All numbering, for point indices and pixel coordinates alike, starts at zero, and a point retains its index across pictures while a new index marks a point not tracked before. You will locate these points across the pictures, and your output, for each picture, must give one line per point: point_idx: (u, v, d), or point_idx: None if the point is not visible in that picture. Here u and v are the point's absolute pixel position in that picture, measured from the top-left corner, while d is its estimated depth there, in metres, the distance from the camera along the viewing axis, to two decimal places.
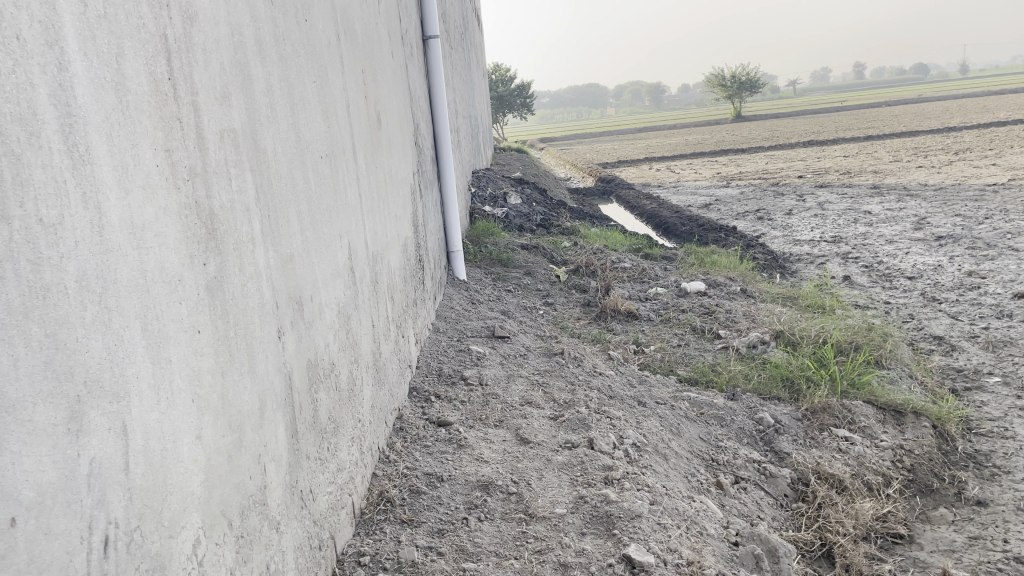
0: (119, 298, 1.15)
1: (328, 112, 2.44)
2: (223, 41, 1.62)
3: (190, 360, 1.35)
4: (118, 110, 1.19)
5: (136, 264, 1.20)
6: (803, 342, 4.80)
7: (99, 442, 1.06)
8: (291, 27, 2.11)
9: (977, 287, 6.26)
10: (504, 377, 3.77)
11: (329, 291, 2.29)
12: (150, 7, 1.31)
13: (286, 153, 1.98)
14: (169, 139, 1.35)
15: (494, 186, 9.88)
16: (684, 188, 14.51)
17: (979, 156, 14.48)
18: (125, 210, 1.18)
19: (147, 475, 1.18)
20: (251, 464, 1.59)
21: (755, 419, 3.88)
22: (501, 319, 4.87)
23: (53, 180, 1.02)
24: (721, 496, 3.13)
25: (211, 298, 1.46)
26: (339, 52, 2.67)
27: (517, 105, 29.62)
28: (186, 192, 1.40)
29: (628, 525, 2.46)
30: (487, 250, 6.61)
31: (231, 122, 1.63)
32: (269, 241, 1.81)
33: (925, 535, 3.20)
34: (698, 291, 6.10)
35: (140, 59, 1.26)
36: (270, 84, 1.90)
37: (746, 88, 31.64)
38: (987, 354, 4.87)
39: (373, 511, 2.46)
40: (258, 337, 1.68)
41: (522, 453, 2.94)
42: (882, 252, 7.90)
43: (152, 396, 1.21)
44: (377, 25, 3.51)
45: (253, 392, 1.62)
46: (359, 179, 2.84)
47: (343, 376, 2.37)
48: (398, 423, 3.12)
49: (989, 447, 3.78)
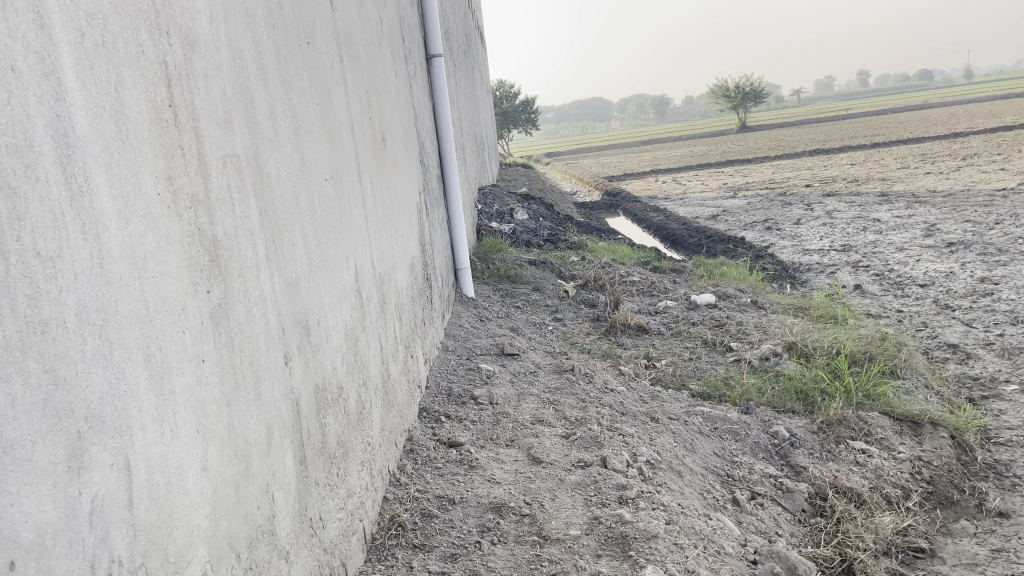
0: (120, 330, 1.12)
1: (332, 134, 2.43)
2: (224, 66, 1.61)
3: (195, 391, 1.32)
4: (116, 138, 1.17)
5: (139, 294, 1.18)
6: (816, 353, 4.75)
7: (101, 479, 1.04)
8: (294, 50, 2.10)
9: (990, 294, 6.21)
10: (515, 396, 3.74)
11: (336, 314, 2.26)
12: (149, 34, 1.30)
13: (289, 177, 1.97)
14: (170, 166, 1.33)
15: (500, 202, 9.87)
16: (691, 199, 14.49)
17: (986, 162, 14.39)
18: (126, 240, 1.16)
19: (151, 510, 1.15)
20: (258, 494, 1.56)
21: (770, 433, 3.82)
22: (510, 335, 4.84)
23: (50, 214, 1.01)
24: (737, 513, 3.08)
25: (215, 327, 1.43)
26: (343, 74, 2.66)
27: (521, 122, 29.65)
28: (189, 219, 1.38)
29: (644, 546, 2.41)
30: (495, 266, 6.59)
31: (233, 148, 1.62)
32: (275, 267, 1.80)
33: (947, 548, 3.13)
34: (708, 303, 6.07)
35: (140, 87, 1.25)
36: (273, 107, 1.89)
37: (751, 97, 31.66)
38: (1004, 361, 4.82)
39: (385, 536, 2.43)
40: (263, 362, 1.66)
41: (534, 473, 2.90)
42: (892, 259, 7.84)
43: (156, 428, 1.18)
44: (380, 44, 3.50)
45: (259, 420, 1.60)
46: (364, 200, 2.82)
47: (351, 399, 2.34)
48: (408, 445, 3.09)
49: (1009, 457, 3.72)
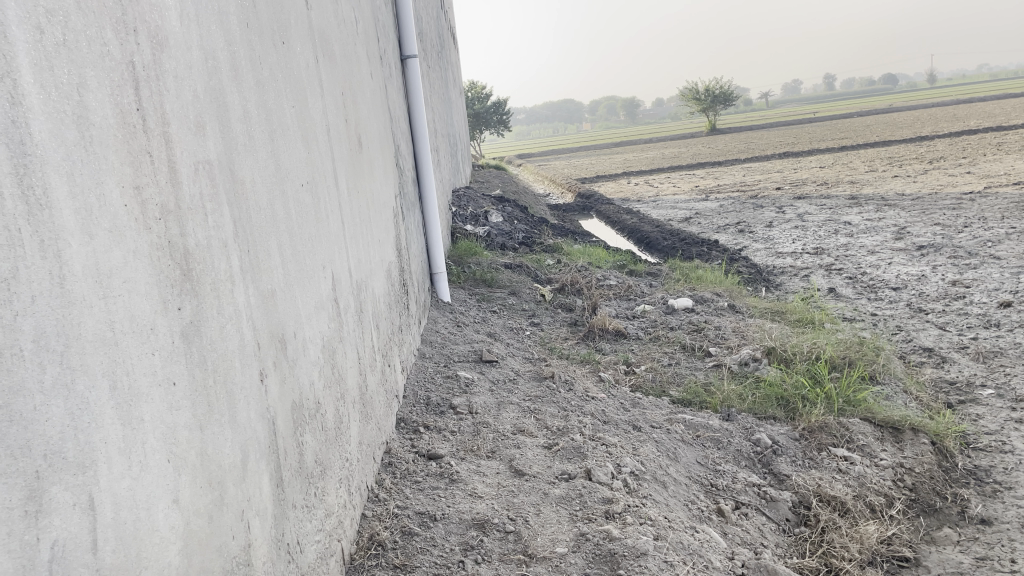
0: (84, 355, 1.03)
1: (308, 138, 2.33)
2: (196, 66, 1.51)
3: (164, 418, 1.23)
4: (79, 146, 1.07)
5: (103, 315, 1.09)
6: (796, 358, 4.73)
7: (62, 522, 0.95)
8: (268, 50, 2.00)
9: (962, 296, 6.26)
10: (495, 405, 3.65)
11: (312, 326, 2.16)
12: (114, 33, 1.20)
13: (265, 182, 1.87)
14: (137, 175, 1.23)
15: (474, 205, 9.78)
16: (664, 202, 14.51)
17: (952, 165, 14.57)
18: (89, 257, 1.07)
19: (118, 552, 1.05)
20: (233, 522, 1.46)
21: (752, 441, 3.78)
22: (488, 341, 4.76)
23: (4, 230, 0.91)
24: (722, 524, 3.03)
25: (186, 346, 1.34)
26: (318, 75, 2.57)
27: (493, 124, 29.56)
28: (159, 231, 1.29)
29: (633, 564, 2.35)
30: (471, 270, 6.50)
31: (206, 153, 1.52)
32: (250, 279, 1.70)
33: (932, 557, 3.09)
34: (686, 307, 6.05)
35: (104, 90, 1.15)
36: (247, 110, 1.79)
37: (721, 100, 31.88)
38: (979, 365, 4.84)
39: (364, 556, 2.34)
40: (237, 382, 1.56)
41: (518, 486, 2.82)
42: (864, 262, 7.88)
43: (122, 461, 1.09)
44: (355, 44, 3.40)
45: (234, 444, 1.50)
46: (341, 205, 2.73)
47: (329, 414, 2.25)
48: (387, 458, 3.00)
49: (989, 463, 3.72)
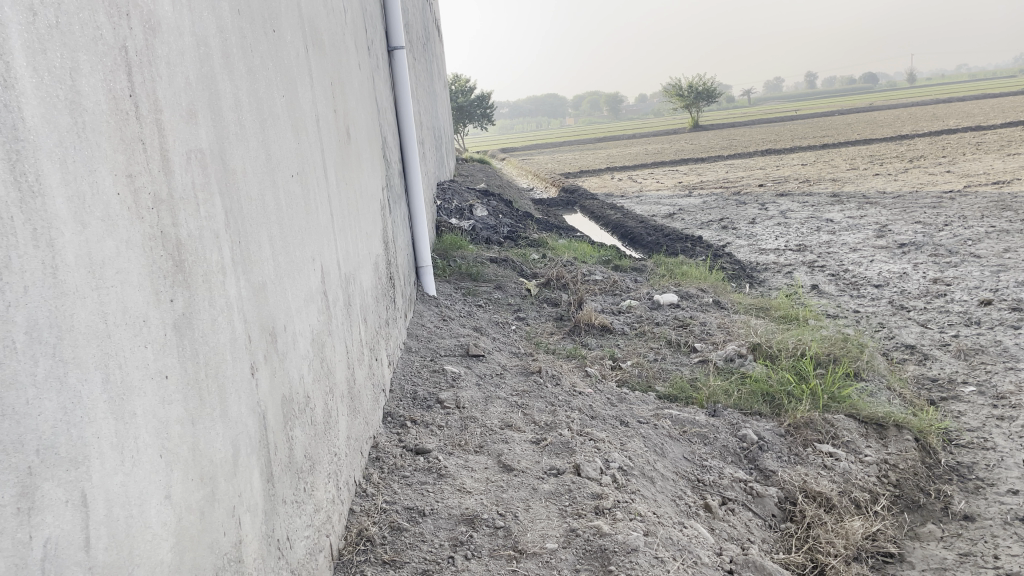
0: (76, 347, 1.00)
1: (298, 128, 2.30)
2: (188, 53, 1.48)
3: (156, 411, 1.20)
4: (72, 131, 1.04)
5: (96, 306, 1.06)
6: (781, 354, 4.76)
7: (55, 519, 0.92)
8: (259, 38, 1.97)
9: (944, 295, 6.30)
10: (482, 400, 3.64)
11: (302, 319, 2.14)
12: (107, 16, 1.16)
13: (255, 172, 1.84)
14: (130, 163, 1.20)
15: (459, 199, 9.74)
16: (648, 197, 14.53)
17: (932, 164, 14.70)
18: (82, 247, 1.04)
19: (110, 549, 1.03)
20: (224, 518, 1.44)
21: (738, 436, 3.80)
22: (474, 335, 4.74)
23: None
24: (710, 520, 3.04)
25: (179, 338, 1.31)
26: (308, 64, 2.53)
27: (476, 118, 29.48)
28: (151, 221, 1.26)
29: (624, 560, 2.34)
30: (456, 264, 6.48)
31: (198, 142, 1.49)
32: (241, 270, 1.67)
33: (915, 552, 3.12)
34: (671, 302, 6.05)
35: (97, 74, 1.12)
36: (238, 99, 1.76)
37: (703, 97, 31.95)
38: (960, 362, 4.88)
39: (352, 552, 2.32)
40: (229, 377, 1.53)
41: (507, 481, 2.81)
42: (847, 260, 7.93)
43: (115, 456, 1.06)
44: (344, 34, 3.35)
45: (225, 439, 1.47)
46: (329, 197, 2.70)
47: (318, 409, 2.23)
48: (374, 453, 2.98)
49: (971, 460, 3.75)
